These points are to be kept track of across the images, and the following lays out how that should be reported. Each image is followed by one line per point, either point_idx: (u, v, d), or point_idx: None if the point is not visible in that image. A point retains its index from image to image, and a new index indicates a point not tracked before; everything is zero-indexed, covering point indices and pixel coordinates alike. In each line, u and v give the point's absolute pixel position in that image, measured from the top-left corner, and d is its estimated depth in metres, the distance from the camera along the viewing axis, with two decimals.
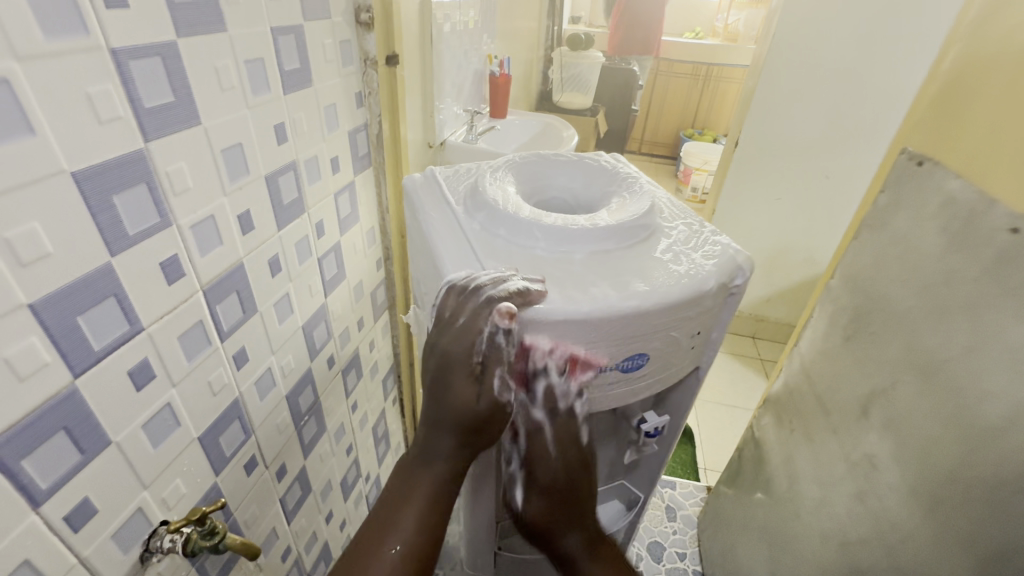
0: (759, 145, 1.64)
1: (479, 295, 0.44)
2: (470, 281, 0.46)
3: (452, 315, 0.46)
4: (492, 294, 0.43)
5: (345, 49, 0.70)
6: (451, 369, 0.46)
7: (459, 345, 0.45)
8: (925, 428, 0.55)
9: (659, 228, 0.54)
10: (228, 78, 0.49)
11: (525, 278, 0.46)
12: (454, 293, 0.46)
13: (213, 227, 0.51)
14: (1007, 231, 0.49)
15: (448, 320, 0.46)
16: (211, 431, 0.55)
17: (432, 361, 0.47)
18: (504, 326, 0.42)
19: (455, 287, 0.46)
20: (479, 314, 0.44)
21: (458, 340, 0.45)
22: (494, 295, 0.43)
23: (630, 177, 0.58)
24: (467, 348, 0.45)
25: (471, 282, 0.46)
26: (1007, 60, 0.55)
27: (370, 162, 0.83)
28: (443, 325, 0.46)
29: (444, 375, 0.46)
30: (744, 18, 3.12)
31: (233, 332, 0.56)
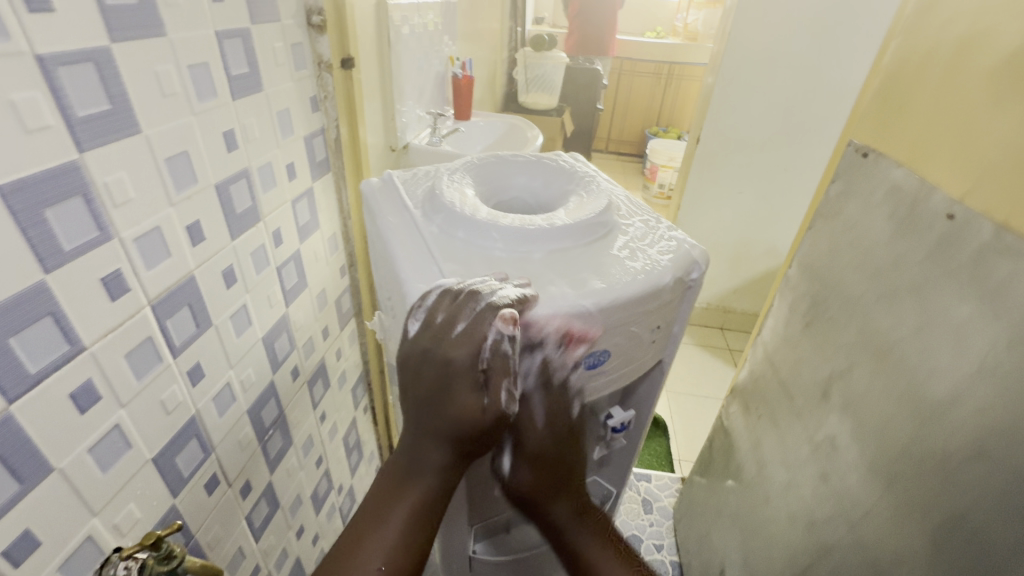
0: (720, 141, 1.67)
1: (478, 300, 0.44)
2: (464, 286, 0.46)
3: (451, 321, 0.44)
4: (495, 299, 0.44)
5: (297, 52, 0.68)
6: (456, 379, 0.44)
7: (460, 353, 0.43)
8: (880, 407, 0.56)
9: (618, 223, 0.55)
10: (170, 83, 0.48)
11: (516, 284, 0.46)
12: (447, 296, 0.45)
13: (160, 238, 0.48)
14: (945, 217, 0.51)
15: (449, 325, 0.44)
16: (166, 451, 0.53)
17: (430, 370, 0.44)
18: (509, 333, 0.43)
19: (450, 291, 0.45)
20: (486, 318, 0.43)
21: (460, 348, 0.43)
22: (494, 303, 0.43)
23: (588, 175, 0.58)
24: (471, 359, 0.43)
25: (465, 288, 0.45)
26: (939, 53, 0.57)
27: (329, 167, 0.81)
28: (438, 331, 0.44)
29: (451, 387, 0.44)
30: (702, 18, 3.20)
31: (187, 347, 0.54)
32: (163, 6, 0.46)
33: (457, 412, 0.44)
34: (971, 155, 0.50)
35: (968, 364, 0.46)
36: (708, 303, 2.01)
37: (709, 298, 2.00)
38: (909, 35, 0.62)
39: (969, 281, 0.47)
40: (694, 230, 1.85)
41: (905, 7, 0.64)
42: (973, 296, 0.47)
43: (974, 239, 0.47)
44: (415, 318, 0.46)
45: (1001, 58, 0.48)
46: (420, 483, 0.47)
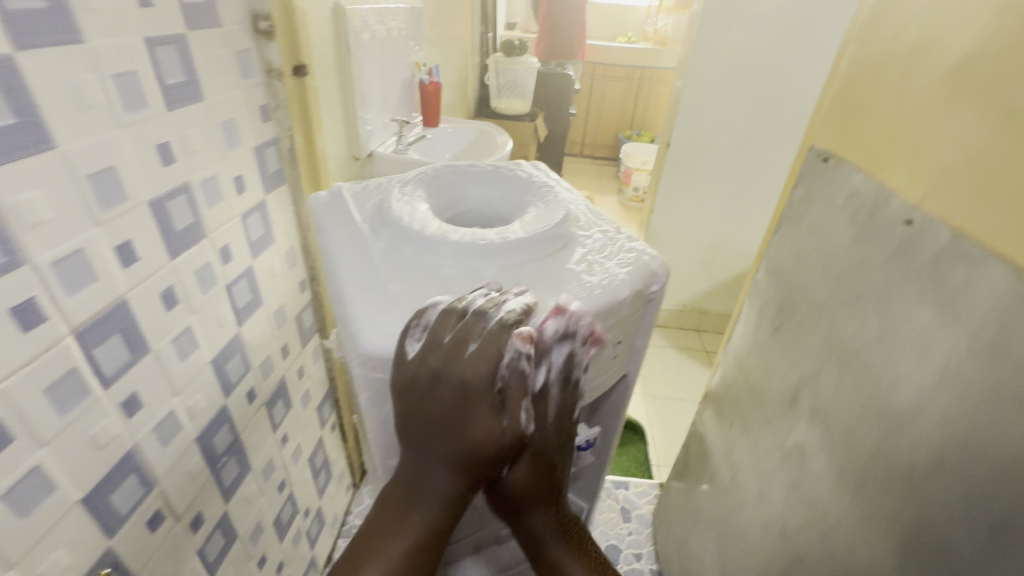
0: (689, 144, 1.68)
1: (486, 319, 0.43)
2: (467, 304, 0.44)
3: (459, 342, 0.42)
4: (502, 315, 0.42)
5: (243, 59, 0.65)
6: (470, 402, 0.42)
7: (477, 374, 0.41)
8: (848, 414, 0.55)
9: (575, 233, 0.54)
10: (91, 94, 0.44)
11: (516, 294, 0.45)
12: (452, 316, 0.44)
13: (83, 261, 0.45)
14: (904, 222, 0.51)
15: (457, 345, 0.42)
16: (98, 490, 0.49)
17: (443, 393, 0.42)
18: (527, 351, 0.41)
19: (454, 310, 0.44)
20: (501, 337, 0.41)
21: (473, 370, 0.41)
22: (503, 320, 0.42)
23: (545, 185, 0.58)
24: (487, 380, 0.42)
25: (467, 306, 0.44)
26: (893, 57, 0.57)
27: (285, 178, 0.78)
28: (446, 353, 0.42)
29: (464, 410, 0.42)
30: (671, 23, 3.25)
31: (120, 377, 0.50)
32: (79, 11, 0.42)
33: (473, 436, 0.43)
34: (926, 159, 0.50)
35: (930, 371, 0.46)
36: (683, 306, 2.02)
37: (684, 301, 2.01)
38: (864, 39, 0.62)
39: (927, 287, 0.47)
40: (667, 233, 1.86)
41: (860, 11, 0.64)
42: (933, 302, 0.46)
43: (931, 244, 0.47)
44: (413, 339, 0.43)
45: (952, 63, 0.47)
46: (424, 507, 0.46)
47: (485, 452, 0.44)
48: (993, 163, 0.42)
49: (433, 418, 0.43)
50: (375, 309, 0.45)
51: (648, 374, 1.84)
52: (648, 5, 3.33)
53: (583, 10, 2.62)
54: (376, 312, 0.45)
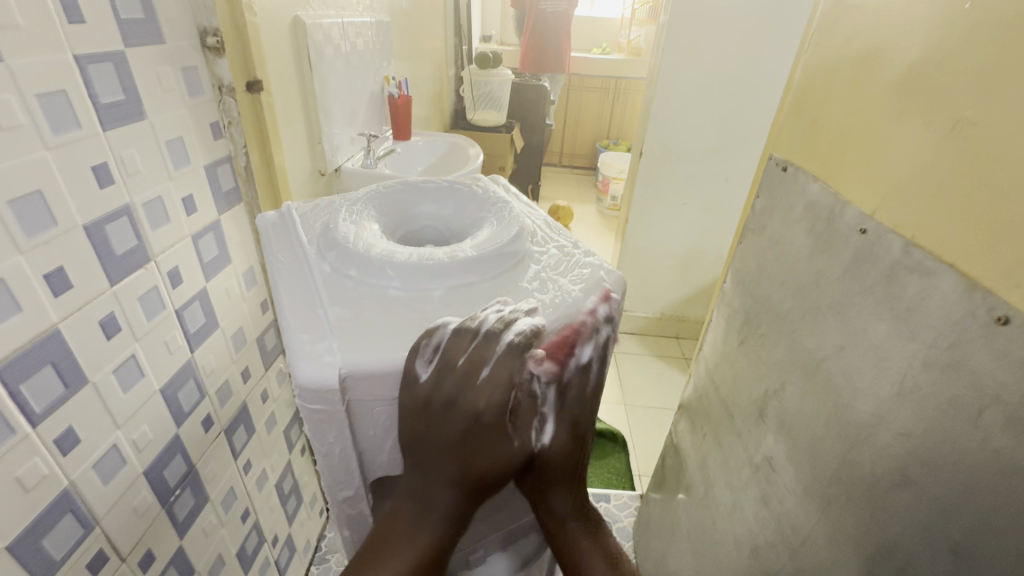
0: (662, 153, 1.70)
1: (499, 341, 0.44)
2: (478, 322, 0.45)
3: (475, 363, 0.44)
4: (513, 334, 0.44)
5: (190, 76, 0.63)
6: (483, 426, 0.44)
7: (489, 400, 0.43)
8: (811, 427, 0.55)
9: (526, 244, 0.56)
10: (10, 115, 0.42)
11: (527, 313, 0.46)
12: (463, 336, 0.45)
13: (4, 292, 0.42)
14: (858, 231, 0.50)
15: (474, 368, 0.44)
16: (26, 535, 0.46)
17: (456, 418, 0.44)
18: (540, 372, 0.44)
19: (466, 330, 0.45)
20: (513, 362, 0.43)
21: (486, 397, 0.43)
22: (512, 342, 0.43)
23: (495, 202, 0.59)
24: (496, 405, 0.43)
25: (480, 326, 0.45)
26: (843, 67, 0.57)
27: (241, 197, 0.75)
28: (459, 378, 0.44)
29: (478, 434, 0.44)
30: (644, 34, 3.31)
31: (52, 412, 0.47)
32: None
33: (487, 456, 0.44)
34: (875, 168, 0.50)
35: (886, 383, 0.45)
36: (662, 313, 2.03)
37: (662, 308, 2.02)
38: (816, 50, 0.62)
39: (882, 298, 0.46)
40: (644, 241, 1.87)
41: (813, 23, 0.65)
42: (888, 313, 0.46)
43: (884, 254, 0.47)
44: (423, 361, 0.44)
45: (898, 72, 0.48)
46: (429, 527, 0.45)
47: (497, 471, 0.45)
48: (940, 173, 0.42)
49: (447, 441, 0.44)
50: (314, 336, 0.45)
51: (628, 383, 1.84)
52: (622, 16, 3.39)
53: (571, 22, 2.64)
54: (315, 340, 0.45)
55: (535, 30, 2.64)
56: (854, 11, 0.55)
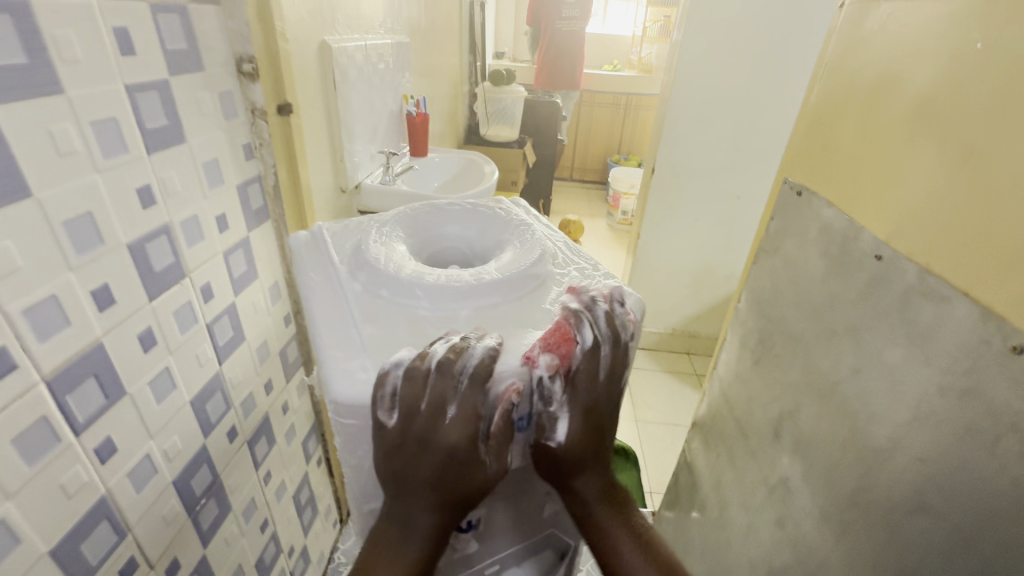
0: (674, 171, 1.71)
1: (458, 375, 0.43)
2: (428, 360, 0.44)
3: (438, 402, 0.43)
4: (471, 371, 0.43)
5: (226, 101, 0.66)
6: (461, 461, 0.43)
7: (462, 438, 0.42)
8: (827, 450, 0.56)
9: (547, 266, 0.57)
10: (68, 141, 0.45)
11: (480, 342, 0.46)
12: (418, 377, 0.44)
13: (57, 307, 0.45)
14: (874, 256, 0.51)
15: (439, 408, 0.43)
16: (66, 541, 0.48)
17: (431, 459, 0.43)
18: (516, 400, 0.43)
19: (416, 371, 0.44)
20: (476, 397, 0.42)
21: (457, 434, 0.42)
22: (472, 374, 0.43)
23: (518, 226, 0.62)
24: (471, 437, 0.43)
25: (431, 362, 0.44)
26: (855, 96, 0.59)
27: (268, 215, 0.78)
28: (427, 421, 0.43)
29: (457, 468, 0.43)
30: (654, 51, 3.35)
31: (94, 422, 0.49)
32: (57, 60, 0.43)
33: (473, 484, 0.44)
34: (888, 195, 0.51)
35: (902, 407, 0.46)
36: (673, 329, 2.03)
37: (674, 324, 2.02)
38: (829, 78, 0.64)
39: (898, 322, 0.47)
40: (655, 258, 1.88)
41: (825, 51, 0.67)
42: (903, 338, 0.47)
43: (900, 280, 0.48)
44: (385, 410, 0.44)
45: (910, 102, 0.49)
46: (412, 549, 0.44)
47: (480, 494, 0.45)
48: (950, 203, 0.44)
49: (425, 477, 0.43)
50: (347, 354, 0.48)
51: (639, 399, 1.83)
52: (633, 34, 3.44)
53: (582, 44, 2.70)
54: (349, 357, 0.47)
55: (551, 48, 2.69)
56: (867, 42, 0.57)
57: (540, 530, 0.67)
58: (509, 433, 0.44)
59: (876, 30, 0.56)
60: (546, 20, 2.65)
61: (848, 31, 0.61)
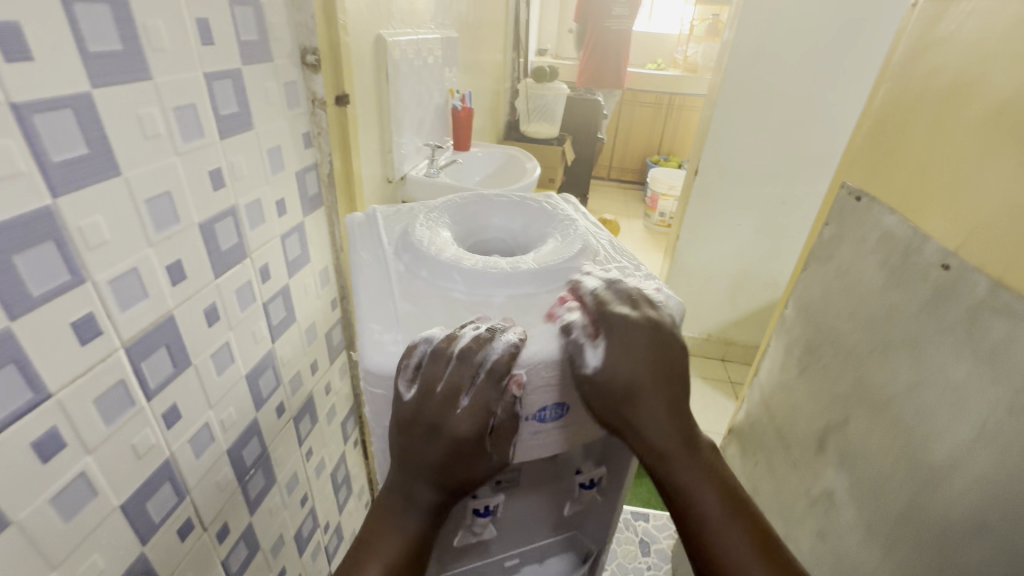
0: (718, 173, 1.68)
1: (476, 367, 0.44)
2: (453, 344, 0.45)
3: (447, 392, 0.44)
4: (491, 364, 0.43)
5: (290, 91, 0.69)
6: (465, 448, 0.45)
7: (470, 429, 0.44)
8: (878, 464, 0.54)
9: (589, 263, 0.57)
10: (154, 125, 0.48)
11: (508, 332, 0.46)
12: (440, 361, 0.45)
13: (137, 280, 0.48)
14: (940, 266, 0.50)
15: (447, 398, 0.44)
16: (134, 498, 0.51)
17: (439, 442, 0.44)
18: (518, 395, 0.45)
19: (441, 355, 0.45)
20: (480, 390, 0.44)
21: (466, 425, 0.44)
22: (491, 368, 0.43)
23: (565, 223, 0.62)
24: (479, 430, 0.44)
25: (456, 347, 0.45)
26: (927, 99, 0.56)
27: (322, 201, 0.81)
28: (440, 406, 0.44)
29: (461, 455, 0.45)
30: (701, 50, 3.28)
31: (163, 389, 0.53)
32: (148, 48, 0.46)
33: (469, 470, 0.47)
34: (958, 203, 0.50)
35: (966, 427, 0.44)
36: (709, 334, 1.99)
37: (709, 330, 1.98)
38: (897, 81, 0.62)
39: (965, 337, 0.46)
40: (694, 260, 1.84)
41: (894, 53, 0.64)
42: (970, 353, 0.45)
43: (969, 292, 0.46)
44: (406, 380, 0.45)
45: (990, 108, 0.47)
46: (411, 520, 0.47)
47: (476, 477, 0.48)
48: None
49: (429, 461, 0.45)
50: (383, 325, 0.49)
51: None
52: (679, 33, 3.37)
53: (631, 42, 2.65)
54: (383, 329, 0.49)
55: (597, 47, 2.67)
56: (942, 42, 0.55)
57: (559, 532, 0.67)
58: (513, 427, 0.46)
59: (954, 31, 0.53)
60: (593, 20, 2.64)
61: (921, 32, 0.58)
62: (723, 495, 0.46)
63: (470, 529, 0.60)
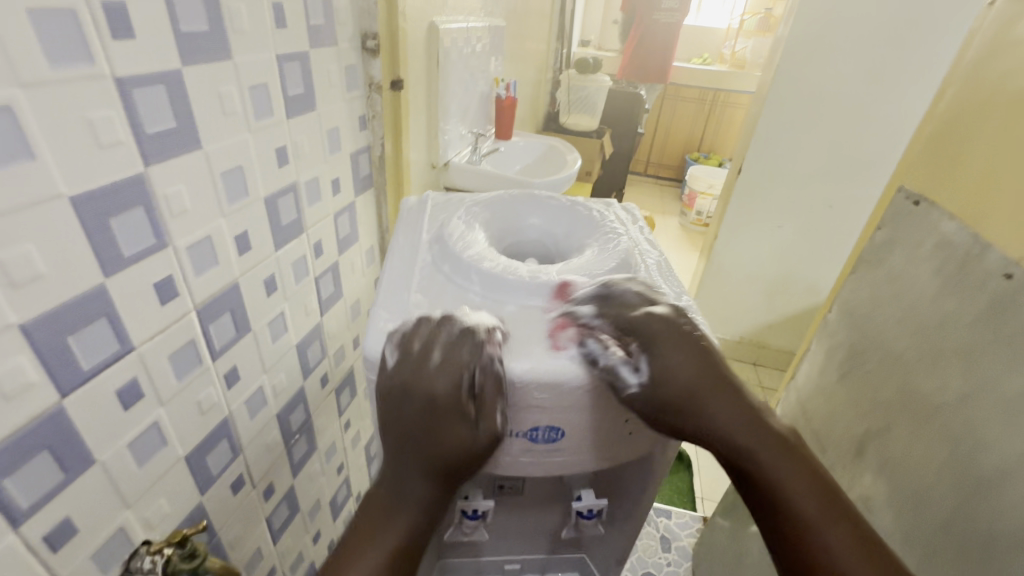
0: (763, 173, 1.64)
1: (451, 328, 0.45)
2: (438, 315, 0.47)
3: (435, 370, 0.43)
4: (463, 326, 0.45)
5: (350, 74, 0.71)
6: (443, 410, 0.42)
7: (443, 385, 0.42)
8: (921, 473, 0.53)
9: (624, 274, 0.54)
10: (231, 103, 0.51)
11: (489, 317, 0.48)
12: (422, 325, 0.46)
13: (209, 248, 0.51)
14: (1002, 276, 0.48)
15: (433, 379, 0.42)
16: (198, 450, 0.55)
17: (416, 406, 0.43)
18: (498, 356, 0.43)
19: (425, 320, 0.46)
20: (477, 373, 0.43)
21: (439, 381, 0.42)
22: (465, 327, 0.45)
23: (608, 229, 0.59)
24: (455, 387, 0.42)
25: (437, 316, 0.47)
26: (1000, 104, 0.54)
27: (372, 183, 0.84)
28: (414, 363, 0.43)
29: (439, 420, 0.43)
30: (751, 45, 3.17)
31: (225, 351, 0.56)
32: (230, 29, 0.49)
33: (450, 446, 0.43)
34: None
35: (1018, 440, 0.43)
36: (742, 337, 1.96)
37: (743, 332, 1.95)
38: (968, 84, 0.60)
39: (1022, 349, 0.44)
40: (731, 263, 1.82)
41: (966, 54, 0.62)
42: None
43: None
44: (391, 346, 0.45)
45: None
46: (404, 515, 0.44)
47: (466, 458, 0.44)
48: None
49: (411, 434, 0.43)
50: (391, 315, 0.49)
51: None
52: (728, 27, 3.28)
53: (679, 35, 2.59)
54: (390, 318, 0.48)
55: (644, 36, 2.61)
56: (1019, 46, 0.53)
57: (552, 539, 0.65)
58: (499, 395, 0.43)
59: None
60: (642, 8, 2.57)
61: (996, 31, 0.56)
62: (820, 494, 0.41)
63: (461, 529, 0.58)
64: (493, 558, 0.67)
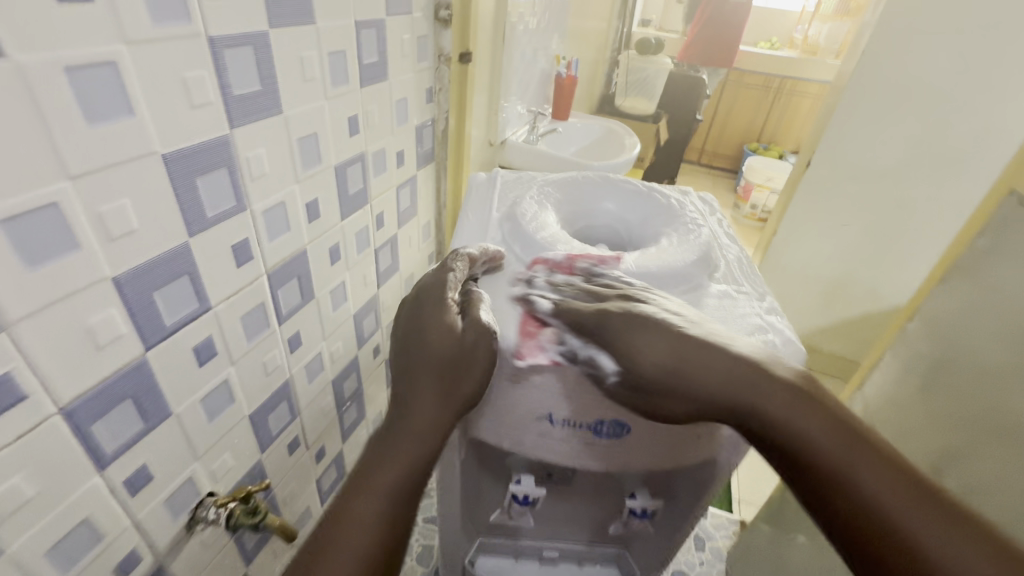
0: (834, 168, 1.52)
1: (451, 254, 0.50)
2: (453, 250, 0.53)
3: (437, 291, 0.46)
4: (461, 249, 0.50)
5: (421, 45, 0.70)
6: (435, 310, 0.45)
7: (433, 285, 0.47)
8: (1006, 501, 0.50)
9: (706, 269, 0.51)
10: (311, 69, 0.50)
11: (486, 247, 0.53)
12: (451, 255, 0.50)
13: (283, 213, 0.51)
14: None
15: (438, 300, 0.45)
16: (261, 410, 0.56)
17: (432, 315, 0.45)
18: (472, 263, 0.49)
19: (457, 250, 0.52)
20: (470, 288, 0.47)
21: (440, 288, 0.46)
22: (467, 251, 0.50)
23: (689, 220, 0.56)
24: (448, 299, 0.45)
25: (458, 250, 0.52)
26: None
27: (433, 157, 0.83)
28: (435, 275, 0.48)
29: (426, 320, 0.45)
30: (824, 31, 2.94)
31: (290, 316, 0.57)
32: None
33: (437, 346, 0.43)
34: None
35: None
36: None
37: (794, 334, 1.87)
38: None
39: None
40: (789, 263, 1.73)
41: None
42: None
43: None
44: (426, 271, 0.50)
45: None
46: (417, 436, 0.42)
47: (467, 366, 0.42)
48: None
49: (425, 341, 0.44)
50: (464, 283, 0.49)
51: None
52: (802, 9, 3.07)
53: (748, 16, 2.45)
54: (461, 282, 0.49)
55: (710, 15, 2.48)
56: None
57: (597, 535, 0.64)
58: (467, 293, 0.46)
59: None
60: None
61: None
62: (904, 478, 0.34)
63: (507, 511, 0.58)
64: (534, 546, 0.66)
